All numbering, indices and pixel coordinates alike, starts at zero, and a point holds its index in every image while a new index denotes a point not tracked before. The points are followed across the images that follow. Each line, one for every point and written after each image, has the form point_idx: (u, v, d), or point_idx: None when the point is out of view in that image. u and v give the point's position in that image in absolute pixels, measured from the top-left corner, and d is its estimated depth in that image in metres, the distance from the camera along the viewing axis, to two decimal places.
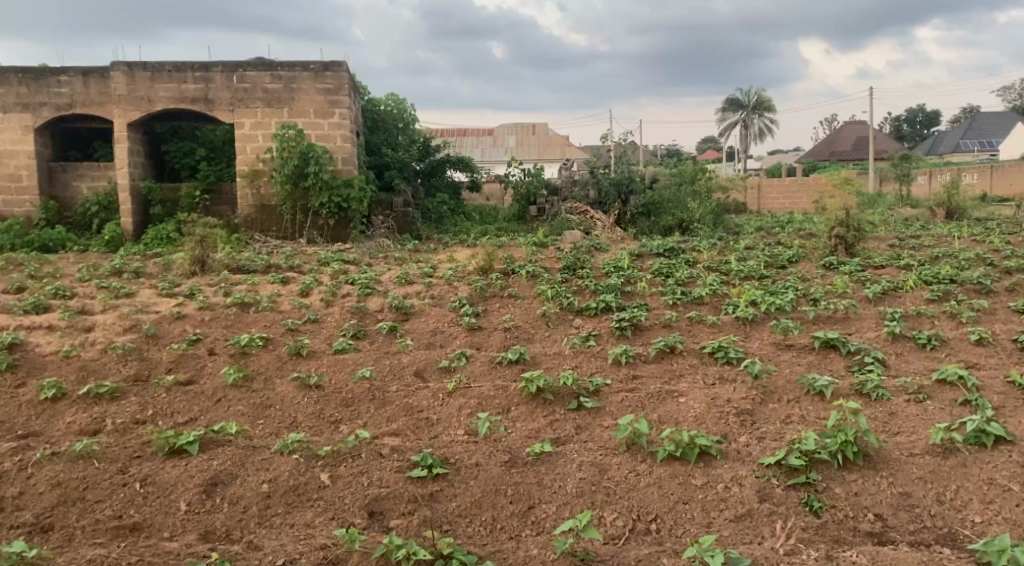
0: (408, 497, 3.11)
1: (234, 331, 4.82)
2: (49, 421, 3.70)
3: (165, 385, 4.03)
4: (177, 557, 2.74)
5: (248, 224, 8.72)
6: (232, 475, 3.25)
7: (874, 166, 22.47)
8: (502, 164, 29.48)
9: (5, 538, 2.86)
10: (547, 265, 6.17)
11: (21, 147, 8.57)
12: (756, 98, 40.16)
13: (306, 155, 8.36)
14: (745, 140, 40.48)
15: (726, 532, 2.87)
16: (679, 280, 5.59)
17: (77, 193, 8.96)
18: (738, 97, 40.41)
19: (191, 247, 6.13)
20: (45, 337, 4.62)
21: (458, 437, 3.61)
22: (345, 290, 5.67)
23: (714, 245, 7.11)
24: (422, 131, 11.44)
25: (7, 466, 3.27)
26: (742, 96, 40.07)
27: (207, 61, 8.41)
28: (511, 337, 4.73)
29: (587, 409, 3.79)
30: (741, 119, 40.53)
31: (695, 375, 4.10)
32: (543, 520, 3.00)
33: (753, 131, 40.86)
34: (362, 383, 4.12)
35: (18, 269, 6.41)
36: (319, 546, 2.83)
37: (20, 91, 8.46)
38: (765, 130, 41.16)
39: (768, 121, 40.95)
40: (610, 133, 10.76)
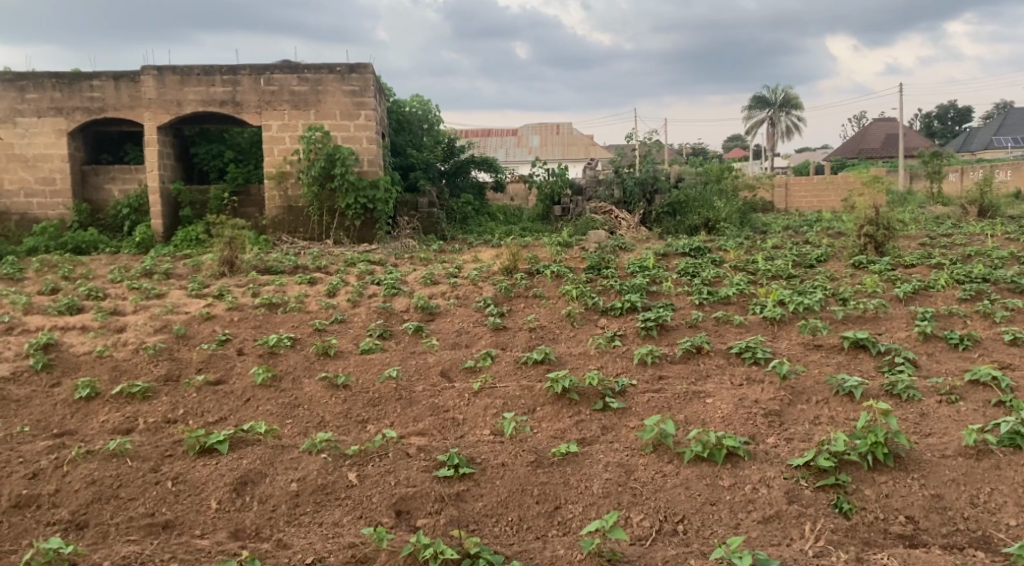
0: (435, 497, 3.13)
1: (262, 331, 4.88)
2: (83, 419, 3.77)
3: (196, 385, 4.09)
4: (208, 555, 2.78)
5: (276, 224, 8.82)
6: (262, 474, 3.29)
7: (905, 164, 22.08)
8: (527, 163, 29.47)
9: (41, 535, 2.92)
10: (572, 265, 6.16)
11: (55, 151, 8.73)
12: (783, 96, 39.73)
13: (332, 157, 8.44)
14: (771, 138, 40.06)
15: (753, 534, 2.86)
16: (705, 280, 5.55)
17: (109, 195, 9.13)
18: (765, 95, 40.00)
19: (220, 248, 6.22)
20: (79, 337, 4.71)
21: (484, 437, 3.62)
22: (371, 290, 5.71)
23: (741, 244, 7.04)
24: (446, 131, 11.48)
25: (44, 464, 3.34)
26: (769, 93, 39.60)
27: (235, 64, 8.50)
28: (536, 337, 4.73)
29: (613, 409, 3.78)
30: (769, 116, 40.13)
31: (722, 376, 4.08)
32: (570, 520, 3.00)
33: (780, 129, 40.44)
34: (388, 383, 4.15)
35: (53, 270, 6.54)
36: (347, 544, 2.85)
37: (53, 95, 8.62)
38: (793, 128, 40.70)
39: (795, 119, 40.51)
40: (635, 132, 10.70)
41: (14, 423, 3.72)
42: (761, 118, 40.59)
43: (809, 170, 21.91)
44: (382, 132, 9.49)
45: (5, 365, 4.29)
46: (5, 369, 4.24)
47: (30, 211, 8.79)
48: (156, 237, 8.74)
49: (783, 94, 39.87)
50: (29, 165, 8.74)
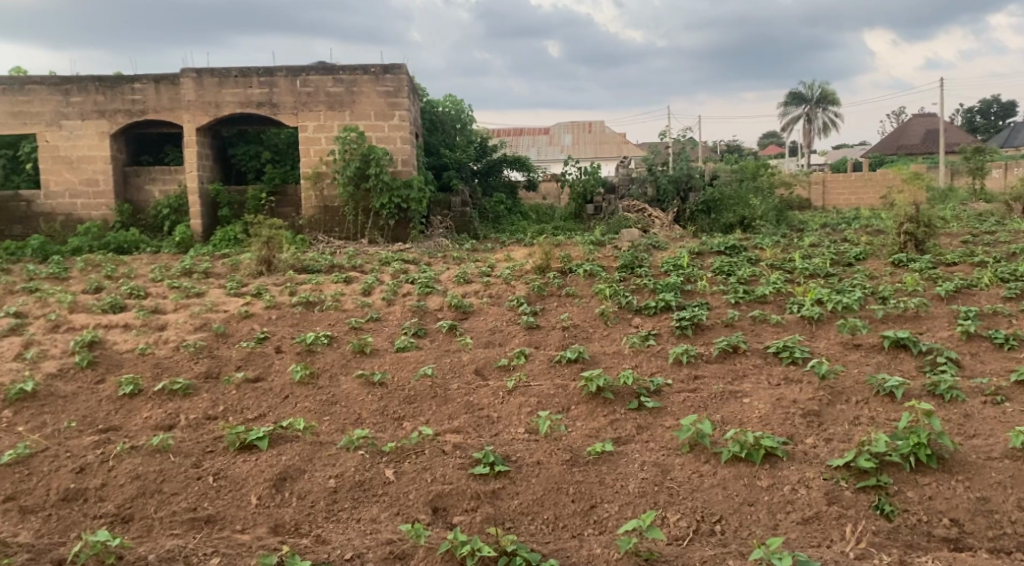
0: (471, 494, 3.15)
1: (300, 329, 4.94)
2: (127, 415, 3.85)
3: (236, 382, 4.16)
4: (249, 549, 2.83)
5: (311, 224, 8.92)
6: (301, 470, 3.34)
7: (946, 159, 21.57)
8: (560, 162, 29.38)
9: (89, 527, 2.99)
10: (604, 264, 6.14)
11: (98, 153, 8.91)
12: (819, 91, 39.23)
13: (367, 157, 8.52)
14: (807, 135, 39.52)
15: (792, 535, 2.83)
16: (741, 279, 5.50)
17: (149, 196, 9.30)
18: (801, 91, 39.49)
19: (258, 248, 6.30)
20: (122, 335, 4.81)
21: (519, 435, 3.63)
22: (406, 289, 5.76)
23: (777, 243, 6.96)
24: (478, 131, 11.53)
25: (91, 458, 3.42)
26: (805, 88, 39.12)
27: (271, 66, 8.61)
28: (569, 336, 4.73)
29: (648, 409, 3.77)
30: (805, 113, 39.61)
31: (759, 375, 4.04)
32: (606, 520, 2.99)
33: (817, 125, 39.85)
34: (424, 380, 4.18)
35: (97, 270, 6.67)
36: (386, 541, 2.88)
37: (96, 98, 8.80)
38: (829, 124, 40.08)
39: (832, 115, 39.91)
40: (668, 130, 10.62)
41: (62, 418, 3.81)
42: (796, 115, 40.07)
43: (847, 165, 21.60)
44: (416, 132, 9.55)
45: (53, 362, 4.41)
46: (52, 365, 4.35)
47: (74, 212, 8.99)
48: (195, 237, 8.89)
49: (819, 89, 39.40)
50: (73, 166, 8.93)
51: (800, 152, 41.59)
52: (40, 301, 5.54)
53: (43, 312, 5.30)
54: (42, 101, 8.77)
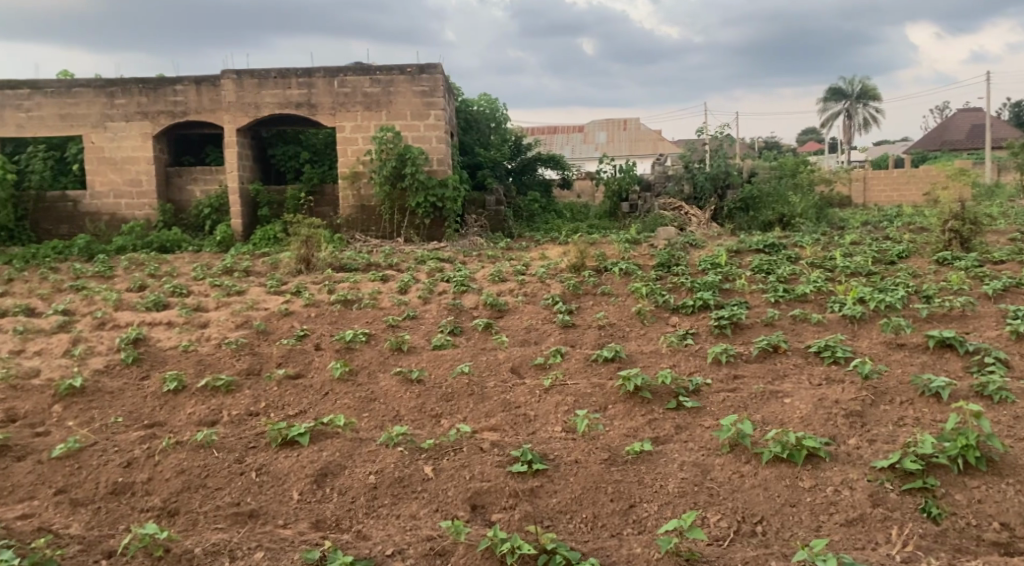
0: (509, 492, 3.15)
1: (339, 326, 5.00)
2: (172, 411, 3.92)
3: (277, 379, 4.21)
4: (292, 544, 2.86)
5: (349, 223, 9.01)
6: (341, 466, 3.37)
7: (993, 155, 21.05)
8: (594, 160, 29.26)
9: (137, 521, 3.04)
10: (640, 262, 6.11)
11: (141, 154, 9.08)
12: (859, 87, 38.54)
13: (403, 157, 8.58)
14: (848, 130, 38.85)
15: (836, 537, 2.79)
16: (781, 277, 5.43)
17: (191, 196, 9.46)
18: (840, 87, 38.88)
19: (297, 247, 6.37)
20: (166, 333, 4.91)
21: (557, 433, 3.62)
22: (441, 287, 5.79)
23: (817, 241, 6.86)
24: (513, 129, 11.55)
25: (137, 453, 3.49)
26: (845, 84, 38.48)
27: (310, 67, 8.71)
28: (606, 334, 4.71)
29: (687, 409, 3.74)
30: (845, 109, 38.98)
31: (800, 375, 3.99)
32: (645, 519, 2.97)
33: (857, 121, 39.20)
34: (461, 378, 4.20)
35: (142, 269, 6.80)
36: (426, 537, 2.90)
37: (139, 100, 8.96)
38: (870, 120, 39.38)
39: (872, 110, 39.21)
40: (704, 127, 10.53)
41: (109, 413, 3.90)
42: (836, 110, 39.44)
43: (891, 162, 21.20)
44: (451, 131, 9.59)
45: (100, 358, 4.51)
46: (100, 362, 4.45)
47: (118, 212, 9.18)
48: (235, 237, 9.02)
49: (860, 84, 38.71)
50: (117, 167, 9.12)
51: (840, 148, 40.92)
52: (87, 299, 5.68)
53: (90, 310, 5.42)
54: (87, 104, 8.97)
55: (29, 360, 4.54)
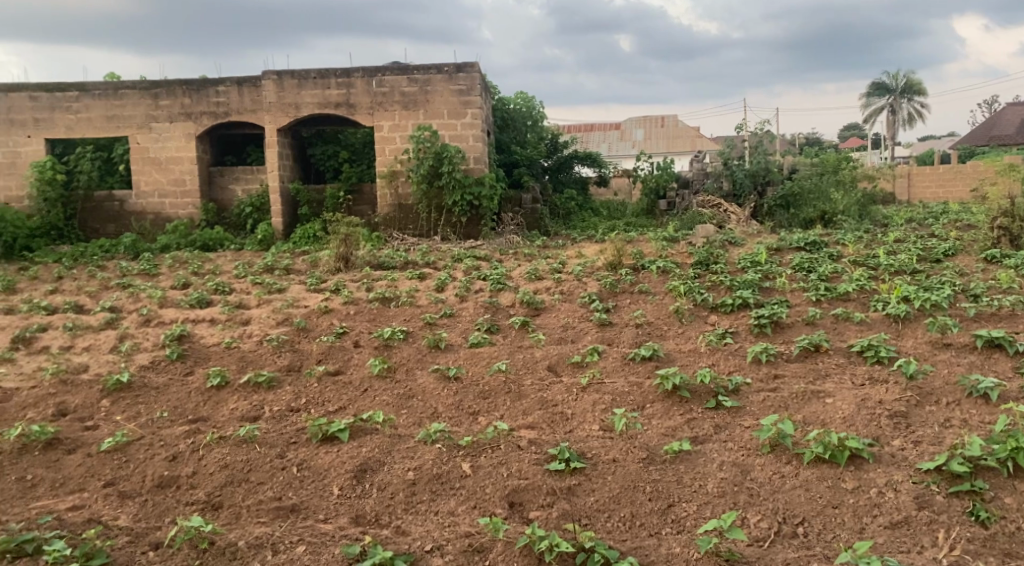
0: (547, 490, 3.15)
1: (377, 324, 5.05)
2: (215, 406, 4.00)
3: (317, 375, 4.28)
4: (332, 539, 2.90)
5: (387, 222, 9.09)
6: (380, 462, 3.41)
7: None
8: (631, 158, 29.06)
9: (182, 513, 3.11)
10: (678, 260, 6.06)
11: (184, 154, 9.26)
12: (904, 82, 37.80)
13: (440, 155, 8.63)
14: (891, 126, 38.02)
15: (880, 539, 2.74)
16: (822, 275, 5.35)
17: (233, 195, 9.64)
18: (885, 81, 38.11)
19: (336, 245, 6.45)
20: (209, 330, 5.01)
21: (595, 432, 3.61)
22: (478, 285, 5.81)
23: (860, 238, 6.73)
24: (549, 127, 11.53)
25: (182, 447, 3.57)
26: (890, 79, 37.80)
27: (349, 67, 8.81)
28: (643, 333, 4.69)
29: (727, 408, 3.71)
30: (889, 103, 38.20)
31: (843, 375, 3.93)
32: (684, 519, 2.95)
33: (901, 116, 38.38)
34: (498, 375, 4.22)
35: (185, 267, 6.95)
36: (464, 533, 2.92)
37: (183, 101, 9.14)
38: (915, 115, 38.49)
39: (917, 105, 38.35)
40: (744, 124, 10.41)
41: (155, 408, 3.99)
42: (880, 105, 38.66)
43: (937, 157, 20.68)
44: (488, 129, 9.61)
45: (146, 354, 4.62)
46: (146, 358, 4.56)
47: (162, 211, 9.38)
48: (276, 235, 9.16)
49: (905, 79, 37.96)
50: (162, 167, 9.31)
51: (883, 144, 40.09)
52: (133, 296, 5.82)
53: (136, 306, 5.55)
54: (133, 105, 9.16)
55: (78, 356, 4.67)
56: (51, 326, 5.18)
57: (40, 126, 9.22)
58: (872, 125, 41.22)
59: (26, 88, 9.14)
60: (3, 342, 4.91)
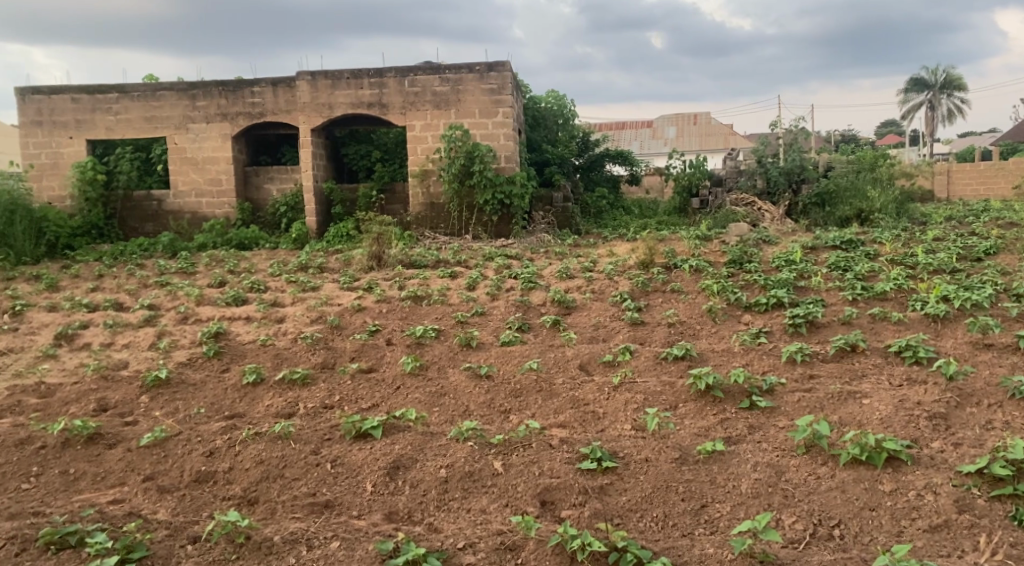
0: (579, 489, 3.15)
1: (409, 322, 5.08)
2: (251, 403, 4.07)
3: (350, 372, 4.33)
4: (365, 535, 2.93)
5: (419, 221, 9.15)
6: (413, 459, 3.43)
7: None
8: (662, 156, 28.86)
9: (219, 508, 3.16)
10: (711, 259, 6.01)
11: (221, 154, 9.41)
12: (944, 77, 37.08)
13: (471, 155, 8.66)
14: (931, 123, 37.23)
15: (919, 543, 2.70)
16: (859, 274, 5.27)
17: (267, 194, 9.77)
18: (924, 77, 37.34)
19: (369, 244, 6.52)
20: (245, 327, 5.09)
21: (626, 431, 3.60)
22: (509, 284, 5.83)
23: (897, 236, 6.62)
24: (581, 125, 11.50)
25: (219, 443, 3.63)
26: (928, 76, 37.13)
27: (381, 67, 8.88)
28: (675, 332, 4.66)
29: (761, 409, 3.67)
30: (929, 99, 37.42)
31: (879, 375, 3.87)
32: (717, 520, 2.93)
33: (941, 112, 37.58)
34: (530, 374, 4.23)
35: (222, 265, 7.07)
36: (496, 531, 2.94)
37: (219, 102, 9.28)
38: (955, 111, 37.67)
39: (957, 101, 37.56)
40: (778, 120, 10.28)
41: (193, 404, 4.06)
42: (920, 101, 37.91)
43: (978, 154, 20.23)
44: (519, 128, 9.63)
45: (184, 351, 4.70)
46: (183, 355, 4.65)
47: (199, 210, 9.54)
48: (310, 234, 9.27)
49: (944, 74, 37.24)
50: (199, 167, 9.46)
51: (922, 141, 39.27)
52: (172, 294, 5.93)
53: (174, 304, 5.67)
54: (170, 106, 9.32)
55: (119, 352, 4.77)
56: (92, 323, 5.30)
57: (81, 127, 9.43)
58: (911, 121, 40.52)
59: (68, 90, 9.34)
60: (47, 339, 5.05)
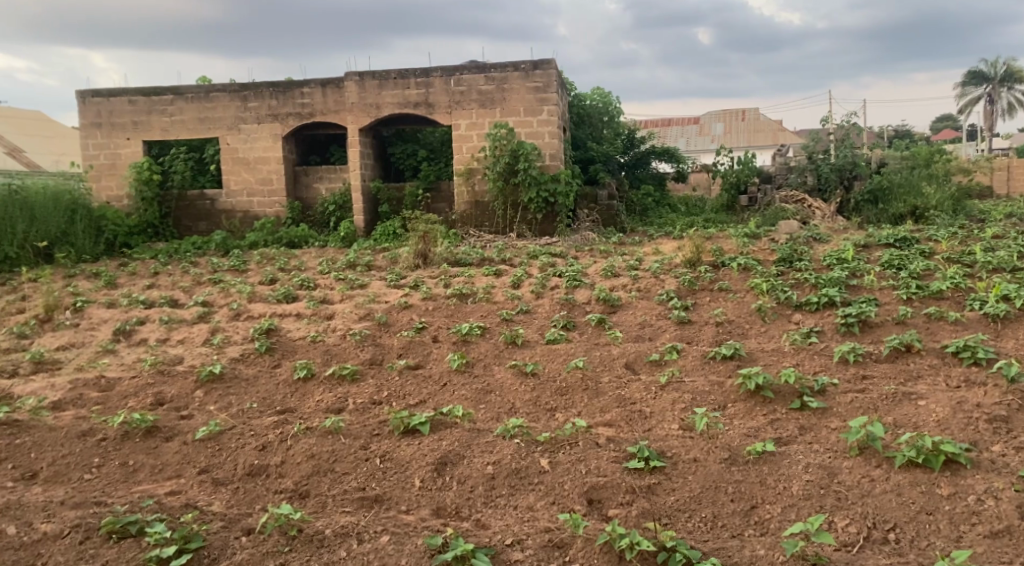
0: (626, 488, 3.14)
1: (455, 319, 5.13)
2: (302, 398, 4.14)
3: (398, 368, 4.39)
4: (414, 529, 2.97)
5: (463, 219, 9.21)
6: (460, 456, 3.46)
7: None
8: (708, 153, 28.49)
9: (272, 500, 3.23)
10: (759, 257, 5.93)
11: (271, 154, 9.58)
12: (1003, 69, 35.88)
13: (516, 153, 8.68)
14: (990, 117, 36.07)
15: (979, 549, 2.63)
16: (914, 272, 5.15)
17: (316, 193, 9.93)
18: (983, 70, 36.21)
19: (415, 242, 6.59)
20: (295, 324, 5.19)
21: (674, 431, 3.57)
22: (554, 282, 5.83)
23: (955, 234, 6.44)
24: (625, 122, 11.43)
25: (271, 437, 3.71)
26: (987, 68, 35.98)
27: (427, 67, 8.95)
28: (723, 332, 4.61)
29: (812, 409, 3.61)
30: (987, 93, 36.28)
31: (936, 376, 3.78)
32: (768, 521, 2.89)
33: (1000, 106, 36.38)
34: (576, 372, 4.22)
35: (272, 263, 7.22)
36: (543, 529, 2.94)
37: (270, 103, 9.45)
38: (1015, 104, 36.40)
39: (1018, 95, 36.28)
40: (829, 115, 10.09)
41: (245, 399, 4.15)
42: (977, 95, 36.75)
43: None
44: (564, 126, 9.63)
45: (236, 347, 4.81)
46: (236, 350, 4.76)
47: (250, 209, 9.74)
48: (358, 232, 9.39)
49: (1004, 66, 36.02)
50: (250, 167, 9.65)
51: (981, 136, 37.97)
52: (224, 291, 6.08)
53: (227, 301, 5.80)
54: (223, 107, 9.52)
55: (174, 348, 4.90)
56: (149, 319, 5.46)
57: (137, 128, 9.69)
58: (968, 115, 39.38)
59: (125, 92, 9.61)
60: (106, 334, 5.21)
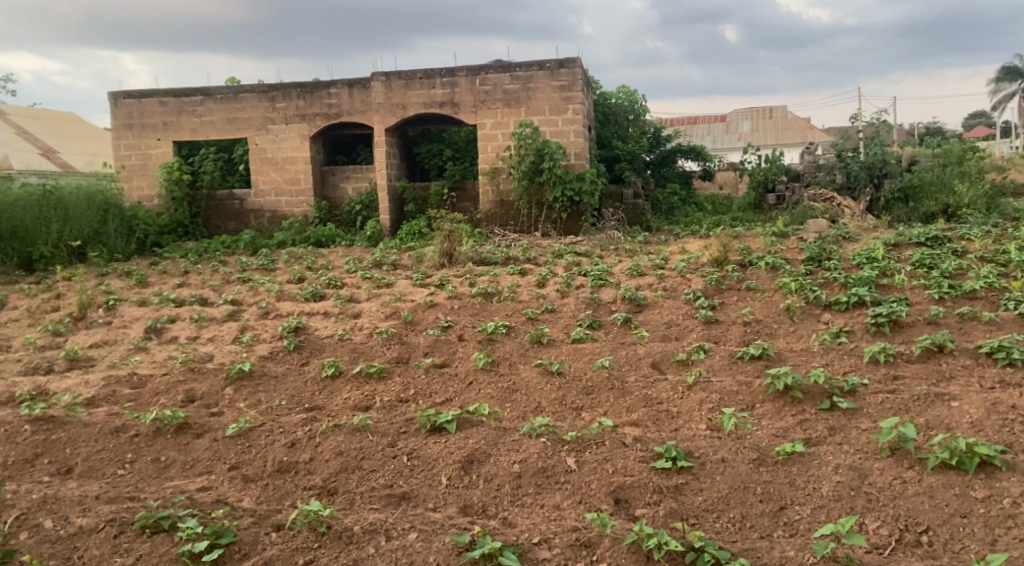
0: (653, 488, 3.13)
1: (480, 318, 5.14)
2: (329, 396, 4.17)
3: (425, 367, 4.41)
4: (442, 527, 2.99)
5: (488, 218, 9.23)
6: (486, 454, 3.47)
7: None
8: (735, 152, 28.24)
9: (300, 497, 3.26)
10: (787, 256, 5.87)
11: (298, 154, 9.67)
12: None
13: (541, 152, 8.68)
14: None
15: (1015, 553, 2.59)
16: (946, 272, 5.08)
17: (343, 193, 10.01)
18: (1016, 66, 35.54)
19: (440, 241, 6.61)
20: (322, 322, 5.24)
21: (701, 431, 3.55)
22: (579, 282, 5.82)
23: (989, 233, 6.35)
24: (651, 121, 11.38)
25: (300, 434, 3.74)
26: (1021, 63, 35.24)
27: (453, 67, 8.98)
28: (751, 331, 4.58)
29: (842, 410, 3.57)
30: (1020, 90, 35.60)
31: (969, 377, 3.72)
32: (797, 522, 2.87)
33: None
34: (602, 371, 4.21)
35: (299, 262, 7.28)
36: (571, 527, 2.94)
37: (297, 103, 9.53)
38: None
39: None
40: (858, 113, 9.97)
41: (274, 397, 4.20)
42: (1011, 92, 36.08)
43: None
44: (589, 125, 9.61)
45: (265, 345, 4.86)
46: (265, 348, 4.81)
47: (278, 209, 9.83)
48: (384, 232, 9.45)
49: None
50: (277, 167, 9.75)
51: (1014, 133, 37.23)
52: (252, 290, 6.14)
53: (255, 300, 5.86)
54: (251, 108, 9.63)
55: (204, 345, 4.97)
56: (179, 317, 5.53)
57: (167, 129, 9.82)
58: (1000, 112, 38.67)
59: (155, 93, 9.74)
60: (138, 332, 5.29)
